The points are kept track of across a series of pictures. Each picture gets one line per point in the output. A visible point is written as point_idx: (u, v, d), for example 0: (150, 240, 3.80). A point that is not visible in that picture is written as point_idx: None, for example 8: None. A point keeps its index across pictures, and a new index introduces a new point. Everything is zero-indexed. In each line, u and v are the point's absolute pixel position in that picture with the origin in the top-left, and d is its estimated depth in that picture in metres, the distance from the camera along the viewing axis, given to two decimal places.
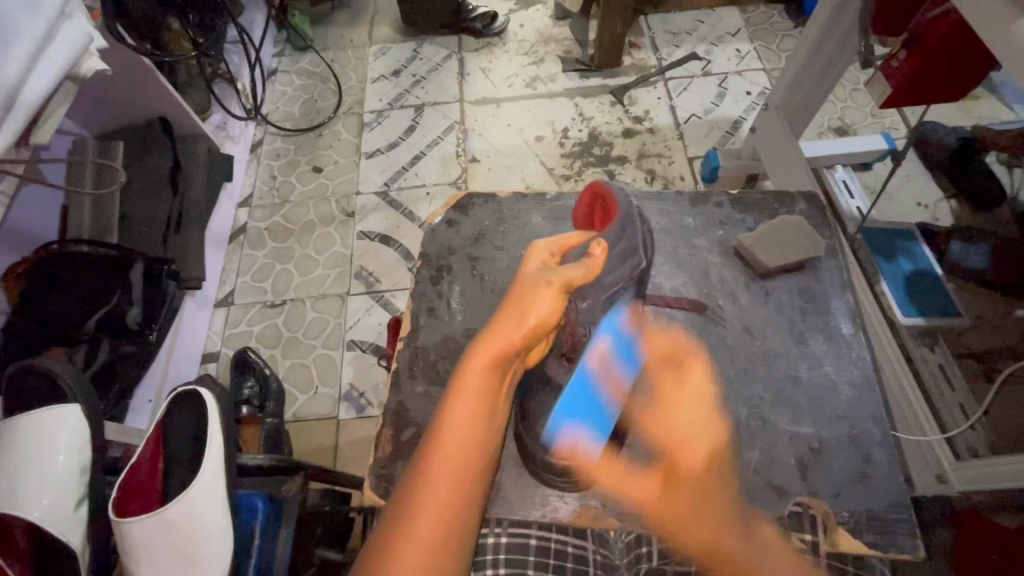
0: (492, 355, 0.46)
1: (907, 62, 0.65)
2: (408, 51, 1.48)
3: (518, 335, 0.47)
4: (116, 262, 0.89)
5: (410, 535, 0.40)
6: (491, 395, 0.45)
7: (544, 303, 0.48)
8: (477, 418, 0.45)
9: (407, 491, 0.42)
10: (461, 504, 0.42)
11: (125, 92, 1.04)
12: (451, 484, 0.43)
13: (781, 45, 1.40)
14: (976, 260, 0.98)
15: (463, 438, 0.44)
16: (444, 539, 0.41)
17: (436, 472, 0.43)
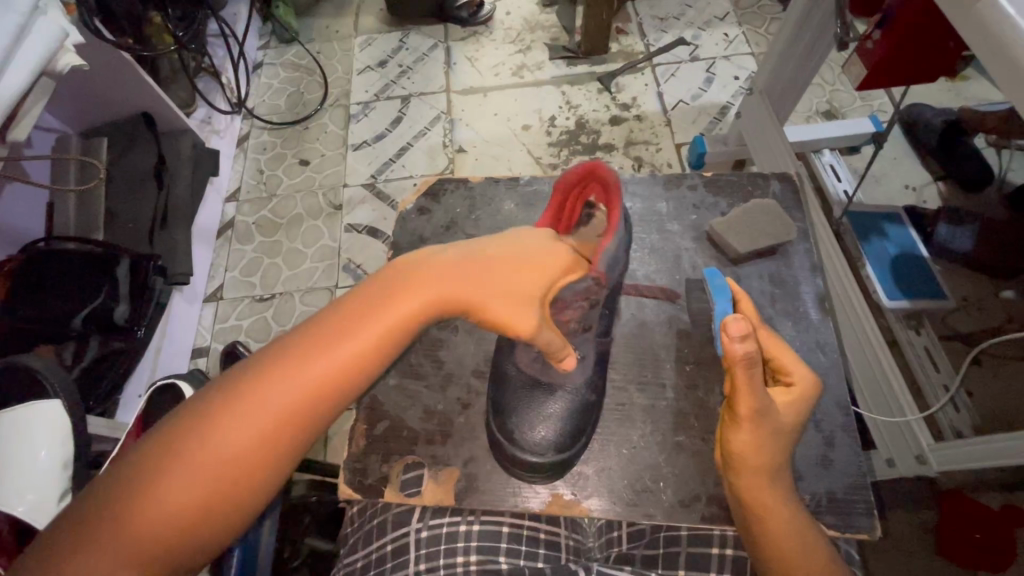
0: (426, 311, 0.41)
1: (883, 42, 0.64)
2: (394, 41, 1.47)
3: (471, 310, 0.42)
4: (104, 257, 0.90)
5: (197, 450, 0.36)
6: (367, 344, 0.39)
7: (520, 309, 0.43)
8: (333, 370, 0.38)
9: (218, 404, 0.37)
10: (299, 418, 0.38)
11: (107, 88, 1.04)
12: (294, 396, 0.38)
13: (769, 29, 1.38)
14: (962, 241, 0.99)
15: (305, 380, 0.38)
16: (253, 449, 0.37)
17: (292, 376, 0.38)
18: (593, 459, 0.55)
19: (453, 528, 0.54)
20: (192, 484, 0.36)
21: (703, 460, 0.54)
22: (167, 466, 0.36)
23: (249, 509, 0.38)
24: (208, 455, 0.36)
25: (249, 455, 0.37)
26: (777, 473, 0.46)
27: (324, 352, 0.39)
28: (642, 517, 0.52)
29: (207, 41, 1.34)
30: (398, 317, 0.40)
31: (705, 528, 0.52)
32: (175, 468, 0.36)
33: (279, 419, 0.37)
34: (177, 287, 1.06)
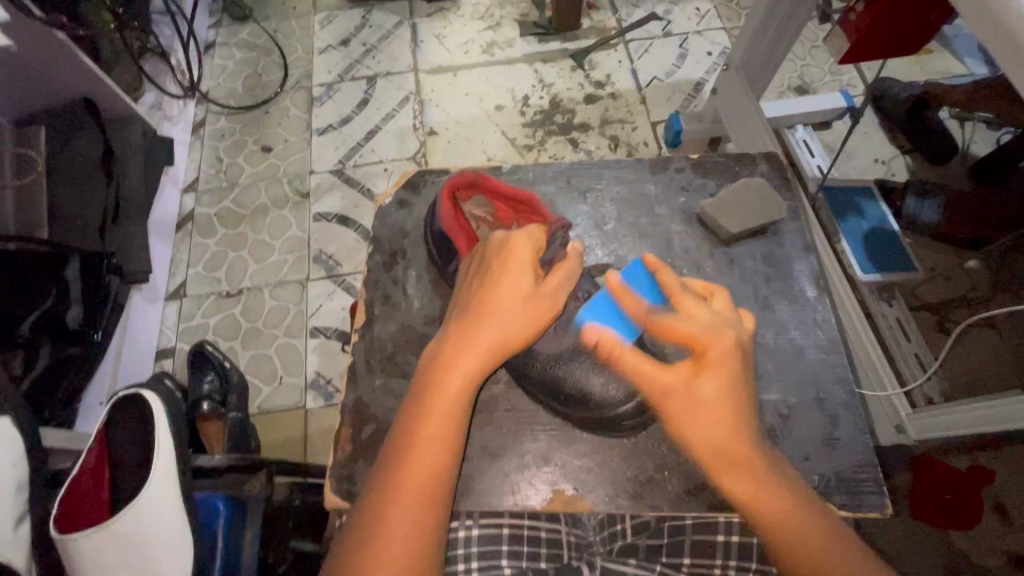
0: (483, 341, 0.47)
1: (867, 14, 0.63)
2: (356, 19, 1.39)
3: (511, 322, 0.47)
4: (53, 258, 0.82)
5: (383, 548, 0.41)
6: (449, 397, 0.45)
7: (524, 280, 0.49)
8: (448, 420, 0.45)
9: (377, 500, 0.43)
10: (434, 472, 0.44)
11: (39, 71, 0.95)
12: (426, 462, 0.44)
13: (740, 3, 1.37)
14: (929, 213, 1.00)
15: (435, 444, 0.44)
16: (420, 518, 0.42)
17: (412, 452, 0.44)
18: (592, 451, 0.54)
19: (451, 533, 0.52)
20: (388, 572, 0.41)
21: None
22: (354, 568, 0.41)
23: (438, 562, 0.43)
24: (397, 547, 0.41)
25: (431, 522, 0.43)
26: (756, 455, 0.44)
27: (431, 414, 0.45)
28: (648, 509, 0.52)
29: (152, 19, 1.24)
30: (472, 359, 0.46)
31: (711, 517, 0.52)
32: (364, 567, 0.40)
33: (435, 482, 0.44)
34: (136, 285, 1.00)
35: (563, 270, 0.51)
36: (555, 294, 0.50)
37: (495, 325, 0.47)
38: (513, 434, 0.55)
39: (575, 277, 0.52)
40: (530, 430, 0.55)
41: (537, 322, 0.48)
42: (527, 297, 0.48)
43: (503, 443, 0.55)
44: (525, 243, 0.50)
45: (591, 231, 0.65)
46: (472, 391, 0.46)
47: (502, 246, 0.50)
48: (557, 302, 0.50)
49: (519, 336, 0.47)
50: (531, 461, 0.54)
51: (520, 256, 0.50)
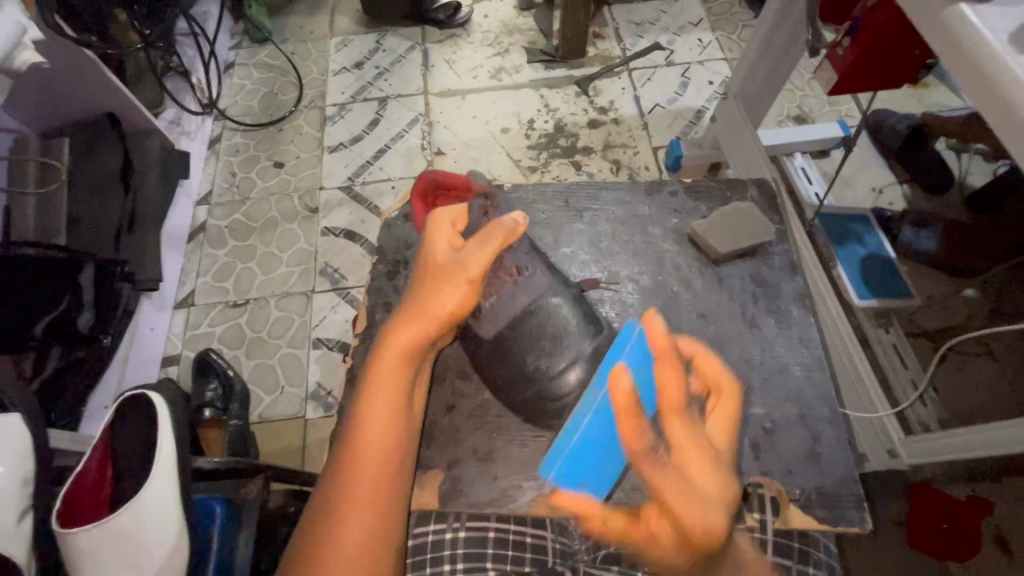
0: (416, 316, 0.50)
1: (853, 49, 0.66)
2: (371, 43, 1.45)
3: (433, 293, 0.51)
4: (67, 265, 0.85)
5: (343, 533, 0.43)
6: (390, 382, 0.48)
7: (440, 254, 0.53)
8: (393, 403, 0.48)
9: (332, 488, 0.45)
10: (385, 455, 0.46)
11: (68, 87, 1.00)
12: (376, 447, 0.46)
13: (741, 35, 1.41)
14: (925, 241, 1.02)
15: (382, 418, 0.47)
16: (375, 500, 0.45)
17: (364, 442, 0.46)
18: None
19: (439, 535, 0.53)
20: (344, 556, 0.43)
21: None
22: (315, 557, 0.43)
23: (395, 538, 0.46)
24: (355, 518, 0.44)
25: (386, 499, 0.45)
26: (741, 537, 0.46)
27: (377, 392, 0.48)
28: (632, 515, 0.52)
29: (176, 40, 1.30)
30: (406, 338, 0.49)
31: None
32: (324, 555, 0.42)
33: (386, 464, 0.46)
34: (147, 292, 1.03)
35: (485, 237, 0.53)
36: (473, 265, 0.52)
37: (421, 298, 0.51)
38: (502, 439, 0.57)
39: (499, 242, 0.53)
40: (519, 434, 0.57)
41: (457, 289, 0.50)
42: (447, 267, 0.52)
43: (493, 447, 0.57)
44: (447, 222, 0.55)
45: (586, 247, 0.67)
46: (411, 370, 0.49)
47: (428, 228, 0.56)
48: (473, 271, 0.51)
49: (441, 303, 0.50)
50: (519, 466, 0.56)
51: (439, 235, 0.55)
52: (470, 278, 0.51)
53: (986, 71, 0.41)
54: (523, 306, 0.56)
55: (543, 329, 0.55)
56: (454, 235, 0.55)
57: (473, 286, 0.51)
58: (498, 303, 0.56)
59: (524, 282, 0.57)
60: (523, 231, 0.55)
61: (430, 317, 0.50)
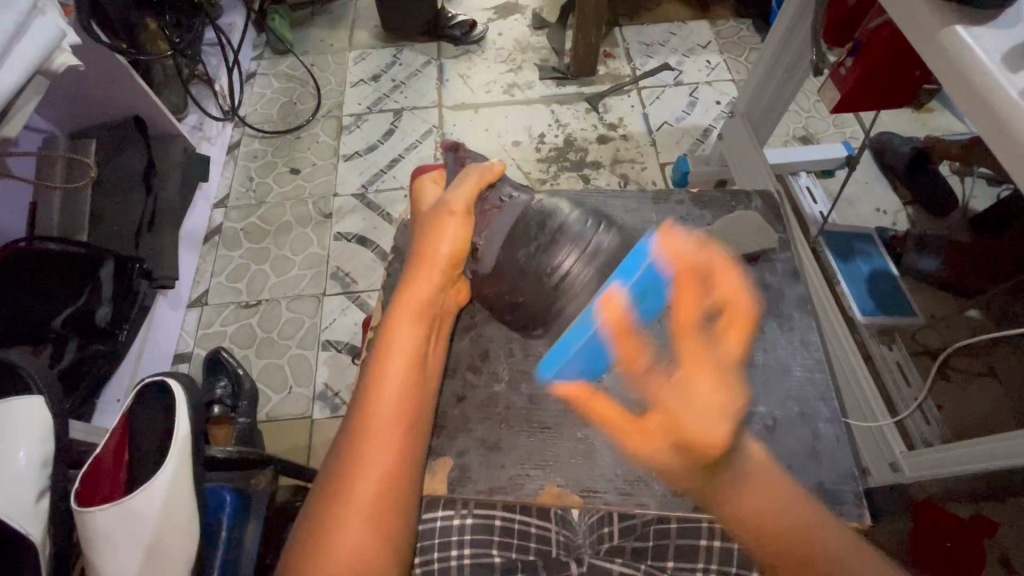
0: (421, 266, 0.54)
1: (856, 69, 0.69)
2: (388, 57, 1.50)
3: (432, 236, 0.55)
4: (88, 261, 0.88)
5: (367, 480, 0.45)
6: (408, 336, 0.51)
7: (427, 204, 0.59)
8: (411, 357, 0.51)
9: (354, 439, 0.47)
10: (407, 408, 0.49)
11: (98, 91, 1.04)
12: (397, 400, 0.49)
13: (749, 57, 1.45)
14: (928, 263, 1.02)
15: (399, 373, 0.50)
16: (400, 448, 0.47)
17: (385, 395, 0.48)
18: (583, 450, 0.59)
19: (447, 522, 0.54)
20: (370, 500, 0.44)
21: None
22: (340, 503, 0.44)
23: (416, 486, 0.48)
24: (374, 469, 0.45)
25: (408, 447, 0.48)
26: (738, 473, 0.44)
27: (393, 348, 0.51)
28: (635, 505, 0.56)
29: (201, 50, 1.34)
30: (422, 288, 0.54)
31: (693, 521, 0.53)
32: (349, 500, 0.44)
33: (409, 415, 0.49)
34: (163, 290, 1.05)
35: (465, 177, 0.58)
36: (454, 204, 0.56)
37: (420, 247, 0.56)
38: (509, 430, 0.60)
39: (478, 180, 0.58)
40: (528, 426, 0.60)
41: (446, 224, 0.55)
42: (435, 210, 0.57)
43: (501, 437, 0.60)
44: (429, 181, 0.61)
45: None
46: (427, 324, 0.53)
47: (417, 192, 0.62)
48: (455, 207, 0.56)
49: (438, 242, 0.55)
50: (527, 456, 0.59)
51: (424, 193, 0.61)
52: (455, 216, 0.55)
53: (979, 86, 0.43)
54: (512, 225, 0.56)
55: (527, 248, 0.54)
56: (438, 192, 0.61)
57: (461, 217, 0.55)
58: (485, 241, 0.56)
59: (507, 207, 0.57)
60: (501, 169, 0.60)
61: (432, 262, 0.55)
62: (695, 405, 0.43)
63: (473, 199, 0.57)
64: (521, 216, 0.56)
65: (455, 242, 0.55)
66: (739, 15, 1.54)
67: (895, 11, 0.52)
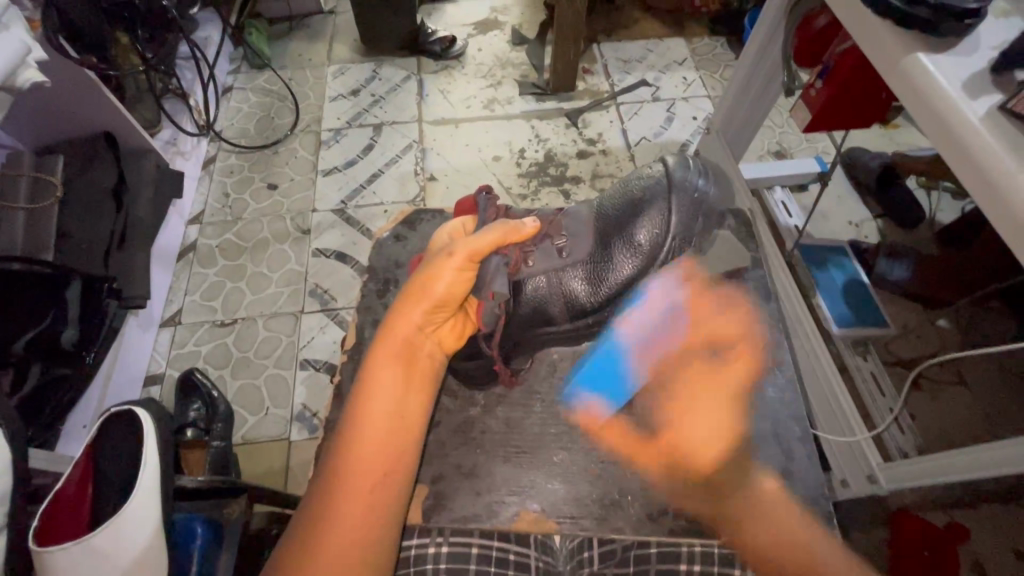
0: (420, 299, 0.53)
1: (825, 90, 0.71)
2: (367, 72, 1.49)
3: (443, 267, 0.54)
4: (51, 279, 0.84)
5: (334, 525, 0.45)
6: (391, 373, 0.50)
7: (443, 241, 0.59)
8: (393, 395, 0.49)
9: (331, 480, 0.46)
10: (390, 451, 0.48)
11: (66, 106, 1.01)
12: (378, 441, 0.47)
13: (724, 74, 1.48)
14: (899, 273, 1.05)
15: (371, 434, 0.47)
16: (375, 492, 0.46)
17: (363, 438, 0.47)
18: (561, 476, 0.59)
19: (421, 550, 0.53)
20: (339, 545, 0.44)
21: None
22: (308, 546, 0.44)
23: (392, 529, 0.47)
24: (344, 531, 0.44)
25: (386, 493, 0.47)
26: (742, 487, 0.54)
27: (367, 405, 0.48)
28: (613, 532, 0.56)
29: (176, 64, 1.32)
30: (411, 320, 0.53)
31: (673, 545, 0.53)
32: (316, 545, 0.44)
33: (390, 459, 0.47)
34: (134, 310, 1.02)
35: (491, 228, 0.57)
36: (478, 245, 0.55)
37: (416, 280, 0.55)
38: (486, 456, 0.60)
39: (510, 235, 0.57)
40: (504, 452, 0.60)
41: (446, 265, 0.54)
42: (441, 250, 0.56)
43: (477, 463, 0.59)
44: (453, 225, 0.61)
45: None
46: (410, 360, 0.52)
47: (442, 231, 0.61)
48: (466, 249, 0.55)
49: (435, 280, 0.54)
50: (502, 486, 0.58)
51: (451, 232, 0.61)
52: (463, 259, 0.54)
53: (940, 111, 0.45)
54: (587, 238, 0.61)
55: (627, 216, 0.60)
56: (459, 232, 0.61)
57: (463, 261, 0.54)
58: (571, 236, 0.62)
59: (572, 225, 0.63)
60: (530, 230, 0.58)
61: (423, 297, 0.53)
62: (697, 429, 0.57)
63: (487, 249, 0.55)
64: (602, 206, 0.63)
65: (460, 278, 0.54)
66: (713, 32, 1.57)
67: (861, 38, 0.54)
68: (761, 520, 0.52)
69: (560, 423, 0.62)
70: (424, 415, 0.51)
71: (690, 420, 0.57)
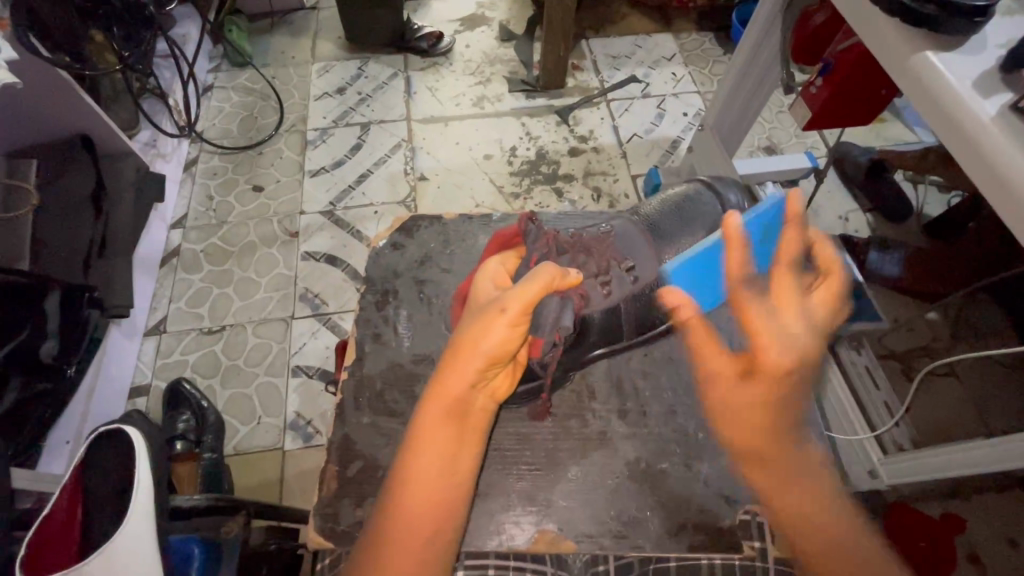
0: (471, 353, 0.48)
1: (824, 88, 0.71)
2: (353, 69, 1.46)
3: (494, 321, 0.47)
4: (33, 290, 0.80)
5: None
6: (443, 427, 0.48)
7: (488, 285, 0.54)
8: (444, 447, 0.47)
9: (379, 532, 0.45)
10: (441, 503, 0.47)
11: (39, 108, 0.97)
12: (428, 494, 0.46)
13: (713, 70, 1.48)
14: (890, 268, 1.07)
15: (424, 498, 0.46)
16: (425, 546, 0.45)
17: (414, 491, 0.46)
18: (576, 490, 0.58)
19: None
20: None
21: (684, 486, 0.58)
22: None
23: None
24: None
25: (436, 544, 0.46)
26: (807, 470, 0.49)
27: (416, 470, 0.46)
28: (631, 548, 0.55)
29: (153, 62, 1.27)
30: (461, 375, 0.48)
31: (693, 558, 0.56)
32: None
33: (439, 511, 0.46)
34: (116, 319, 0.98)
35: (537, 273, 0.50)
36: (527, 298, 0.48)
37: (460, 337, 0.49)
38: (496, 471, 0.59)
39: (549, 287, 0.49)
40: (516, 468, 0.59)
41: (494, 320, 0.47)
42: (488, 303, 0.50)
43: (489, 481, 0.58)
44: (496, 268, 0.56)
45: None
46: (461, 412, 0.49)
47: (482, 275, 0.55)
48: (518, 302, 0.48)
49: (484, 336, 0.47)
50: (516, 500, 0.57)
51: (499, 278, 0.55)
52: (514, 314, 0.47)
53: (954, 114, 0.44)
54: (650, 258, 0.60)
55: (687, 231, 0.62)
56: (505, 278, 0.55)
57: (513, 316, 0.47)
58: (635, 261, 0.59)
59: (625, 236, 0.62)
60: (572, 281, 0.52)
61: (470, 354, 0.48)
62: (765, 362, 0.50)
63: (535, 300, 0.48)
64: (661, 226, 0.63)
65: (513, 333, 0.48)
66: (701, 28, 1.57)
67: (866, 37, 0.53)
68: (819, 490, 0.48)
69: (572, 437, 0.61)
70: (475, 463, 0.50)
71: (767, 317, 0.50)
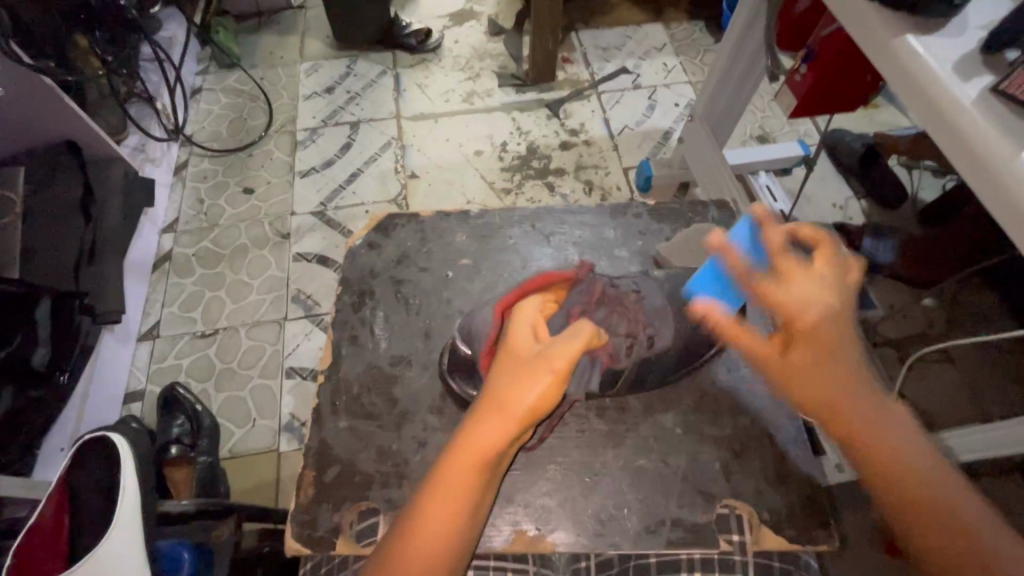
0: (506, 411, 0.46)
1: (809, 75, 0.70)
2: (341, 68, 1.45)
3: (534, 385, 0.47)
4: (21, 300, 0.80)
5: None
6: (468, 480, 0.46)
7: (524, 333, 0.51)
8: (460, 498, 0.46)
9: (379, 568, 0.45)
10: (445, 552, 0.46)
11: (24, 115, 0.97)
12: (434, 541, 0.45)
13: (703, 59, 1.47)
14: (883, 255, 1.04)
15: (427, 547, 0.45)
16: None
17: (422, 540, 0.45)
18: (554, 489, 0.58)
19: None
20: None
21: (663, 483, 0.58)
22: None
23: None
24: None
25: None
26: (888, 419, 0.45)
27: (427, 518, 0.46)
28: (609, 546, 0.55)
29: (140, 66, 1.27)
30: (495, 431, 0.46)
31: (671, 554, 0.56)
32: None
33: (442, 562, 0.45)
34: (109, 325, 0.98)
35: (575, 331, 0.49)
36: (568, 365, 0.47)
37: (496, 390, 0.48)
38: None
39: (589, 344, 0.49)
40: None
41: (538, 377, 0.47)
42: (533, 358, 0.48)
43: None
44: (536, 311, 0.53)
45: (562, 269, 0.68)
46: (489, 466, 0.47)
47: (518, 317, 0.53)
48: (563, 366, 0.47)
49: (522, 394, 0.47)
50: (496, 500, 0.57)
51: (540, 328, 0.52)
52: (557, 380, 0.47)
53: (933, 96, 0.43)
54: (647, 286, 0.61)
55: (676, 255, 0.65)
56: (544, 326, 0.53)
57: (558, 377, 0.47)
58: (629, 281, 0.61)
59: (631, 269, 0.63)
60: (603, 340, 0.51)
61: (507, 413, 0.46)
62: (796, 294, 0.46)
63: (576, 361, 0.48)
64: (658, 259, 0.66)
65: (550, 399, 0.47)
66: (691, 17, 1.55)
67: (847, 19, 0.52)
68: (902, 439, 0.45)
69: (552, 435, 0.60)
70: (485, 509, 0.49)
71: (778, 293, 0.47)
